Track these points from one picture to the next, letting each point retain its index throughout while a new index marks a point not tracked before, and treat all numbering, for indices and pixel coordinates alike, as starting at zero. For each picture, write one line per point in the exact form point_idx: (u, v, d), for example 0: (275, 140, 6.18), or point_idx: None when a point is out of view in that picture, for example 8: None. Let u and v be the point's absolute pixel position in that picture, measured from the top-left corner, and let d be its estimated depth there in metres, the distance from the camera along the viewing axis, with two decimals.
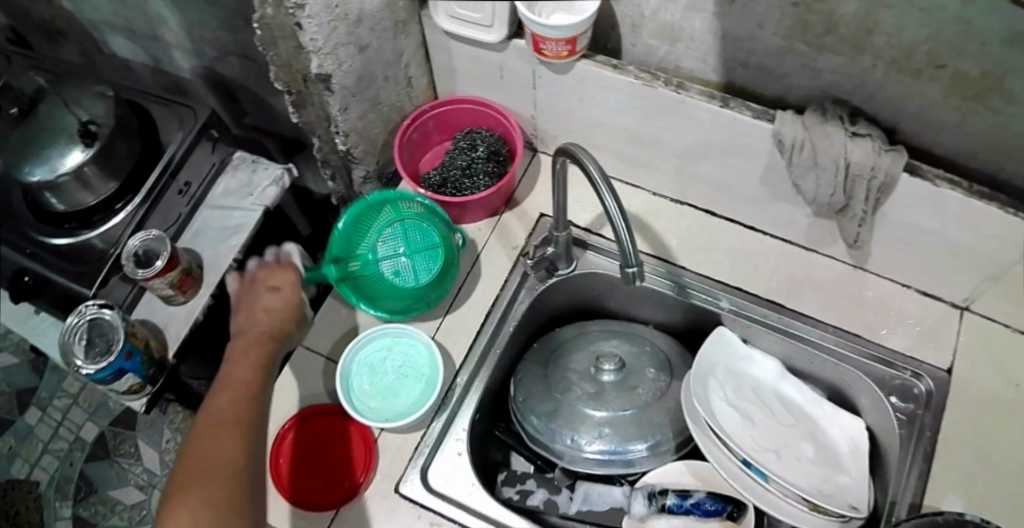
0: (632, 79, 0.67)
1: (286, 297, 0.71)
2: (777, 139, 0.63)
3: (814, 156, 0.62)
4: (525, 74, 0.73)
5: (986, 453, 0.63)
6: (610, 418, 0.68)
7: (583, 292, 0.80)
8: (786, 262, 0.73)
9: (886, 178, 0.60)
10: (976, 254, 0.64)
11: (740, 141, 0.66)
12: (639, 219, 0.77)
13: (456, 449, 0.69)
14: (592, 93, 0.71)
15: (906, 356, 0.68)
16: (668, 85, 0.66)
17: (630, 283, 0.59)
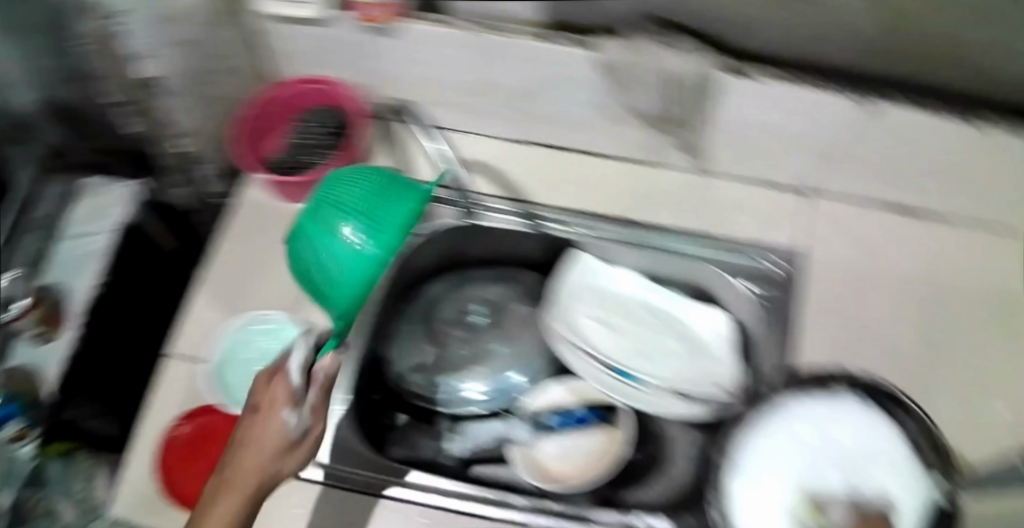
0: (465, 31, 0.67)
1: (255, 444, 0.45)
2: (605, 64, 0.66)
3: (644, 73, 0.66)
4: (361, 45, 0.71)
5: (836, 314, 0.70)
6: (484, 360, 0.76)
7: (443, 243, 0.77)
8: (630, 180, 0.76)
9: (702, 79, 0.64)
10: (801, 136, 0.68)
11: (569, 71, 0.68)
12: (485, 164, 0.77)
13: (339, 420, 0.67)
14: (426, 52, 0.71)
15: (756, 243, 0.73)
16: (493, 31, 0.67)
17: None
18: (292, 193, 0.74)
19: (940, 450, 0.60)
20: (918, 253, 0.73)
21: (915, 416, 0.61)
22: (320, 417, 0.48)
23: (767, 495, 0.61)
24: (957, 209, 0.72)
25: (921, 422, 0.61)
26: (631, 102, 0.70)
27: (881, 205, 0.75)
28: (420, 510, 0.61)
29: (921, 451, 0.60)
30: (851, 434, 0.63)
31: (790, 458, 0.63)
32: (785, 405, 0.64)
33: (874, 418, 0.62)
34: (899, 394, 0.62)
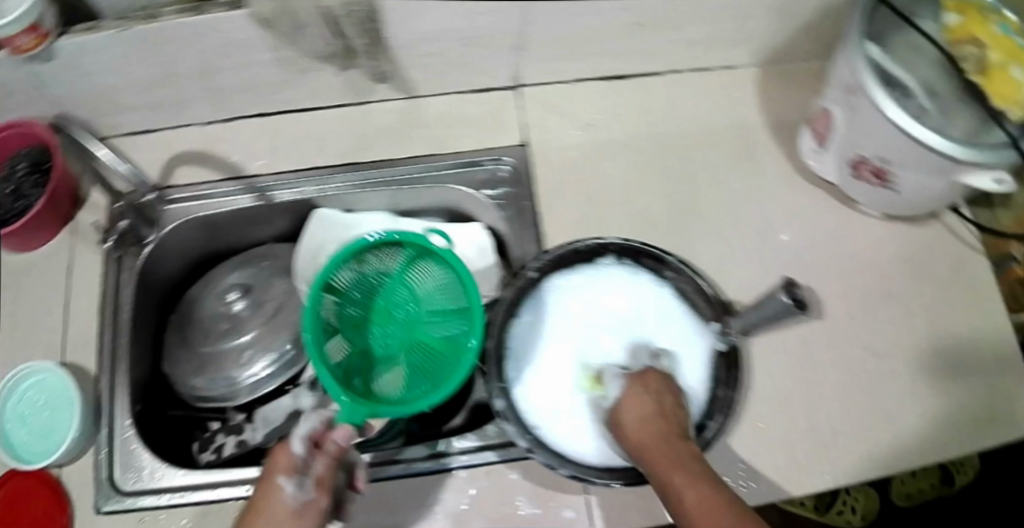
0: (113, 31, 0.62)
1: (280, 511, 0.49)
2: (259, 19, 0.61)
3: (297, 18, 0.60)
4: (17, 79, 0.65)
5: (575, 195, 0.73)
6: (252, 339, 0.70)
7: (190, 245, 0.78)
8: (348, 125, 0.74)
9: (367, 6, 0.59)
10: (487, 37, 0.67)
11: (232, 38, 0.63)
12: (200, 152, 0.75)
13: (130, 446, 0.68)
14: (89, 64, 0.65)
15: (483, 150, 0.74)
16: (142, 20, 0.62)
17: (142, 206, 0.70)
18: (20, 243, 0.74)
19: (716, 304, 0.67)
20: (641, 109, 0.78)
21: (684, 274, 0.68)
22: (324, 490, 0.51)
23: (554, 370, 0.67)
24: (664, 58, 0.77)
25: (684, 275, 0.68)
26: (309, 49, 0.65)
27: (598, 76, 0.78)
28: (222, 504, 0.65)
29: (699, 307, 0.68)
30: (627, 300, 0.69)
31: (574, 331, 0.68)
32: (551, 281, 0.69)
33: (647, 281, 0.69)
34: (662, 253, 0.68)
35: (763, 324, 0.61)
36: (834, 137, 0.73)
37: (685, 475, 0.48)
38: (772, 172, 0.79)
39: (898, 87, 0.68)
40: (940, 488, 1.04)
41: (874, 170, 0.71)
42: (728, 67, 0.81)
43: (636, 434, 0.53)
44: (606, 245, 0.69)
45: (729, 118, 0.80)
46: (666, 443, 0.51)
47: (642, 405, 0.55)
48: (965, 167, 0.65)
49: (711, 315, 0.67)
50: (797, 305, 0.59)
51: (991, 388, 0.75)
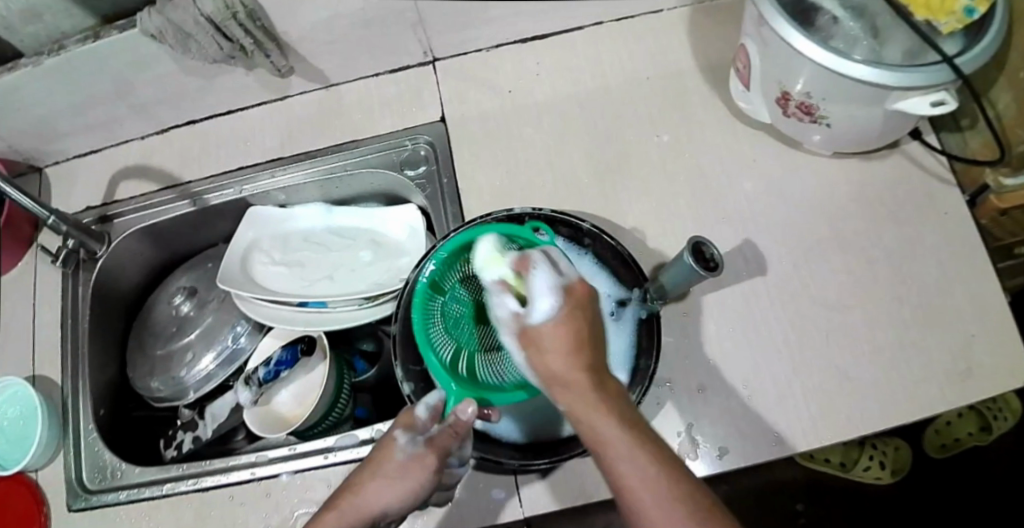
0: (26, 69, 0.66)
1: (382, 461, 0.51)
2: (150, 35, 0.63)
3: (181, 29, 0.62)
4: None
5: (498, 163, 0.73)
6: (198, 337, 0.72)
7: (146, 258, 0.81)
8: (272, 122, 0.76)
9: (245, 4, 0.62)
10: (380, 17, 0.68)
11: (135, 55, 0.66)
12: (138, 165, 0.78)
13: (97, 447, 0.73)
14: (16, 98, 0.70)
15: (400, 130, 0.74)
16: (50, 52, 0.66)
17: (61, 229, 0.72)
18: None
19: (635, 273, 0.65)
20: (564, 68, 0.77)
21: (600, 238, 0.66)
22: (434, 451, 0.51)
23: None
24: (576, 14, 0.76)
25: (602, 242, 0.67)
26: (204, 55, 0.66)
27: (515, 40, 0.77)
28: (169, 498, 0.69)
29: (619, 273, 0.67)
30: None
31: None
32: None
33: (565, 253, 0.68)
34: (576, 221, 0.67)
35: (677, 284, 0.60)
36: (754, 75, 0.72)
37: (620, 440, 0.42)
38: (707, 117, 0.76)
39: (817, 13, 0.65)
40: (978, 436, 0.98)
41: (801, 106, 0.70)
42: (655, 12, 0.79)
43: (556, 380, 0.45)
44: (518, 215, 0.67)
45: (657, 68, 0.77)
46: (593, 390, 0.44)
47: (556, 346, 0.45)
48: (893, 92, 0.62)
49: (633, 282, 0.66)
50: (708, 266, 0.57)
51: (965, 339, 0.70)
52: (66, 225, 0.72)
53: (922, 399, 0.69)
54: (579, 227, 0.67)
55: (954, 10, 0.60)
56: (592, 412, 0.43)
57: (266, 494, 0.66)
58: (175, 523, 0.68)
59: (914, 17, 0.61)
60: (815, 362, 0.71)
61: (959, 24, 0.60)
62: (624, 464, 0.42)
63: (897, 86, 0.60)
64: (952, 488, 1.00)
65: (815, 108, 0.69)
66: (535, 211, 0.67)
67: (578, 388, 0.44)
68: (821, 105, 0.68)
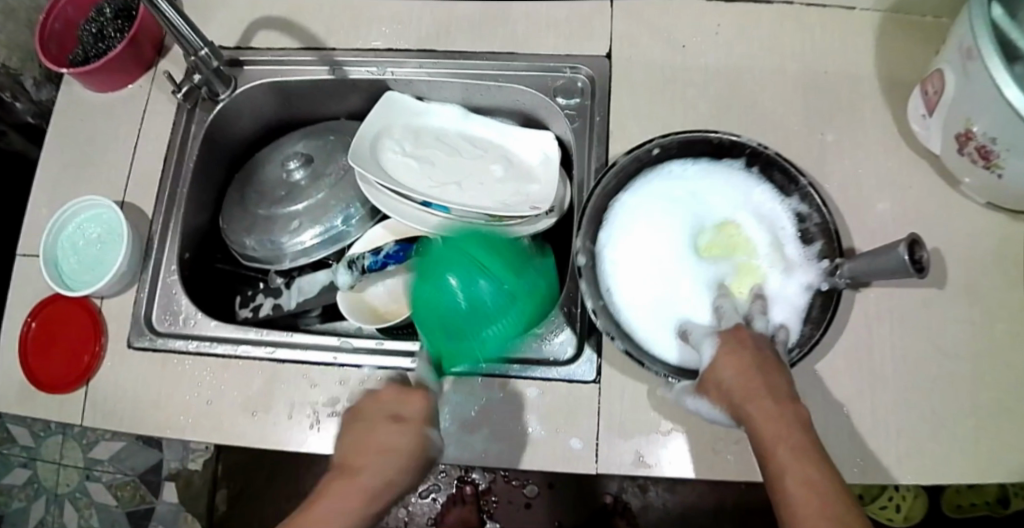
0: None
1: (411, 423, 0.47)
2: None
3: None
4: None
5: (657, 117, 0.69)
6: (306, 207, 0.68)
7: (265, 111, 0.78)
8: (431, 11, 0.72)
9: None
10: None
11: None
12: (282, 19, 0.74)
13: (174, 289, 0.72)
14: None
15: (563, 56, 0.70)
16: None
17: (206, 66, 0.70)
18: (100, 83, 0.75)
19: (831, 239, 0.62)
20: (745, 39, 0.72)
21: (811, 198, 0.62)
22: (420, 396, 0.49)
23: (643, 254, 0.65)
24: None
25: (809, 203, 0.63)
26: None
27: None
28: (240, 359, 0.67)
29: (815, 238, 0.63)
30: (732, 206, 0.66)
31: (667, 228, 0.66)
32: (665, 165, 0.67)
33: (763, 197, 0.66)
34: (796, 172, 0.62)
35: (872, 275, 0.56)
36: (943, 101, 0.67)
37: (791, 442, 0.43)
38: (874, 129, 0.72)
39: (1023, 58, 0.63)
40: (994, 507, 0.98)
41: (979, 149, 0.66)
42: (849, 7, 0.75)
43: (734, 395, 0.47)
44: (742, 145, 0.64)
45: (838, 64, 0.73)
46: (772, 410, 0.45)
47: (741, 356, 0.49)
48: None
49: (824, 252, 0.63)
50: (914, 266, 0.52)
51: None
52: (213, 62, 0.69)
53: (1007, 467, 0.68)
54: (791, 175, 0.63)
55: None
56: (770, 430, 0.44)
57: (342, 382, 0.65)
58: (243, 387, 0.65)
59: None
60: (911, 404, 0.70)
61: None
62: (794, 476, 0.41)
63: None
64: None
65: (993, 155, 0.65)
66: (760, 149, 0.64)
67: (757, 402, 0.45)
68: (1001, 154, 0.64)
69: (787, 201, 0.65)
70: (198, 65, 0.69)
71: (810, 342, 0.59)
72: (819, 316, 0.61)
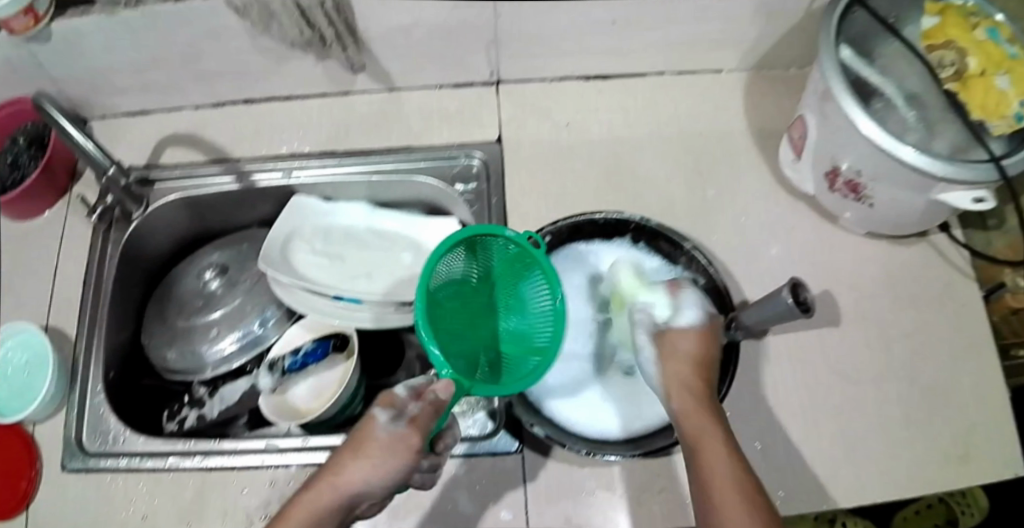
0: (100, 15, 0.67)
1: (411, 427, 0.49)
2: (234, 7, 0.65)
3: None
4: (22, 60, 0.71)
5: (549, 191, 0.74)
6: (222, 316, 0.72)
7: (179, 227, 0.81)
8: (328, 113, 0.77)
9: None
10: (461, 30, 0.70)
11: (213, 25, 0.68)
12: (188, 135, 0.78)
13: (101, 409, 0.72)
14: (84, 47, 0.70)
15: (455, 144, 0.75)
16: (129, 6, 0.66)
17: (118, 184, 0.71)
18: (16, 213, 0.77)
19: (723, 296, 0.70)
20: (622, 110, 0.79)
21: (696, 260, 0.72)
22: (419, 433, 0.49)
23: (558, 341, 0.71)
24: (642, 60, 0.78)
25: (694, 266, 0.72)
26: (281, 37, 0.69)
27: (578, 75, 0.79)
28: (171, 473, 0.68)
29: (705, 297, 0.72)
30: None
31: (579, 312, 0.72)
32: (563, 249, 0.74)
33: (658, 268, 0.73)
34: (680, 240, 0.72)
35: (769, 322, 0.63)
36: (808, 146, 0.74)
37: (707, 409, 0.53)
38: (751, 178, 0.79)
39: (878, 96, 0.71)
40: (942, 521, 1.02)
41: (848, 184, 0.72)
42: (714, 71, 0.82)
43: (684, 366, 0.56)
44: (627, 220, 0.73)
45: (711, 124, 0.80)
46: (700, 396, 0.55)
47: (698, 342, 0.57)
48: (939, 182, 0.65)
49: (718, 308, 0.71)
50: (801, 307, 0.60)
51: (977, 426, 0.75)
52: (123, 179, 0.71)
53: (919, 477, 0.72)
54: (669, 242, 0.73)
55: (1005, 114, 0.66)
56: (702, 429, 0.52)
57: (272, 482, 0.66)
58: (177, 497, 0.67)
59: (970, 116, 0.68)
60: (820, 429, 0.74)
61: (1009, 129, 0.66)
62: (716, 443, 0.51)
63: (944, 175, 0.63)
64: None
65: (861, 188, 0.72)
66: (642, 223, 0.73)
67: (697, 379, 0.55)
68: (868, 185, 0.71)
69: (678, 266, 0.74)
70: (108, 184, 0.71)
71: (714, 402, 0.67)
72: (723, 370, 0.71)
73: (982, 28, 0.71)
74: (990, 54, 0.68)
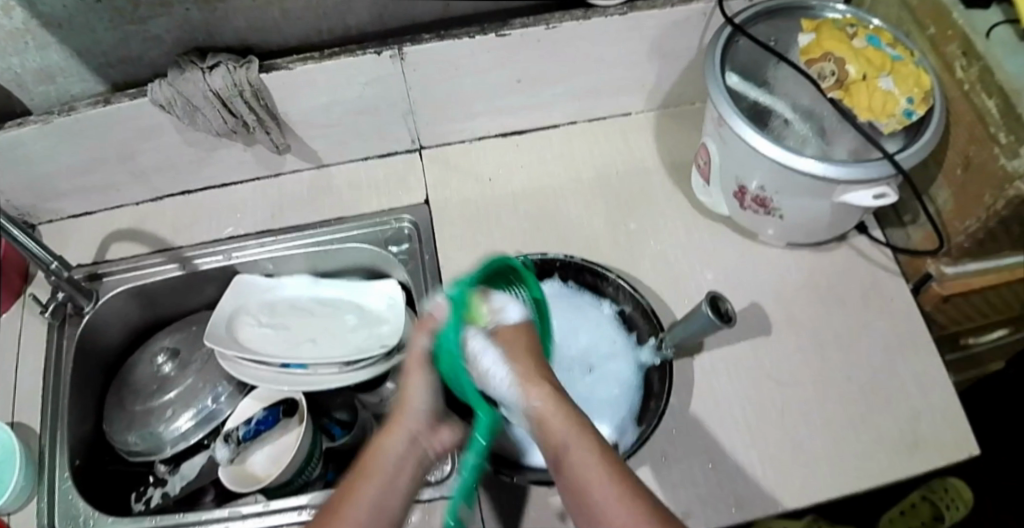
0: (35, 126, 0.71)
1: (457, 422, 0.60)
2: (158, 105, 0.69)
3: (189, 102, 0.69)
4: None
5: (481, 242, 0.79)
6: (177, 397, 0.77)
7: (131, 319, 0.85)
8: (263, 195, 0.82)
9: (253, 85, 0.69)
10: (376, 104, 0.76)
11: (141, 122, 0.72)
12: (131, 230, 0.82)
13: (68, 494, 0.74)
14: (24, 157, 0.74)
15: (385, 210, 0.80)
16: (61, 113, 0.71)
17: (62, 278, 0.74)
18: None
19: (649, 316, 0.75)
20: (542, 161, 0.85)
21: (623, 288, 0.77)
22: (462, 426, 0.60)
23: None
24: (555, 111, 0.84)
25: (623, 291, 0.77)
26: (207, 128, 0.73)
27: (497, 132, 0.85)
28: None
29: (635, 321, 0.77)
30: (574, 314, 0.78)
31: None
32: None
33: (591, 298, 0.79)
34: (603, 271, 0.77)
35: (695, 334, 0.68)
36: (714, 170, 0.79)
37: (538, 388, 0.51)
38: (670, 209, 0.84)
39: (772, 115, 0.76)
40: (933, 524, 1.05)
41: (756, 199, 0.77)
42: (624, 114, 0.87)
43: (512, 351, 0.52)
44: (553, 261, 0.77)
45: (626, 164, 0.85)
46: (536, 379, 0.51)
47: (523, 349, 0.52)
48: (839, 185, 0.70)
49: (649, 330, 0.76)
50: (723, 318, 0.66)
51: (912, 414, 0.78)
52: (68, 272, 0.75)
53: (867, 471, 0.74)
54: (594, 276, 0.78)
55: (895, 112, 0.71)
56: (571, 438, 0.49)
57: None
58: None
59: (858, 117, 0.71)
60: (767, 436, 0.77)
61: (899, 125, 0.70)
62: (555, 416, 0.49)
63: (843, 179, 0.68)
64: None
65: (768, 202, 0.77)
66: (569, 259, 0.77)
67: (518, 357, 0.51)
68: (774, 198, 0.76)
69: (607, 296, 0.79)
70: (54, 279, 0.74)
71: (656, 412, 0.71)
72: (659, 388, 0.73)
73: (857, 38, 0.76)
74: (867, 60, 0.73)
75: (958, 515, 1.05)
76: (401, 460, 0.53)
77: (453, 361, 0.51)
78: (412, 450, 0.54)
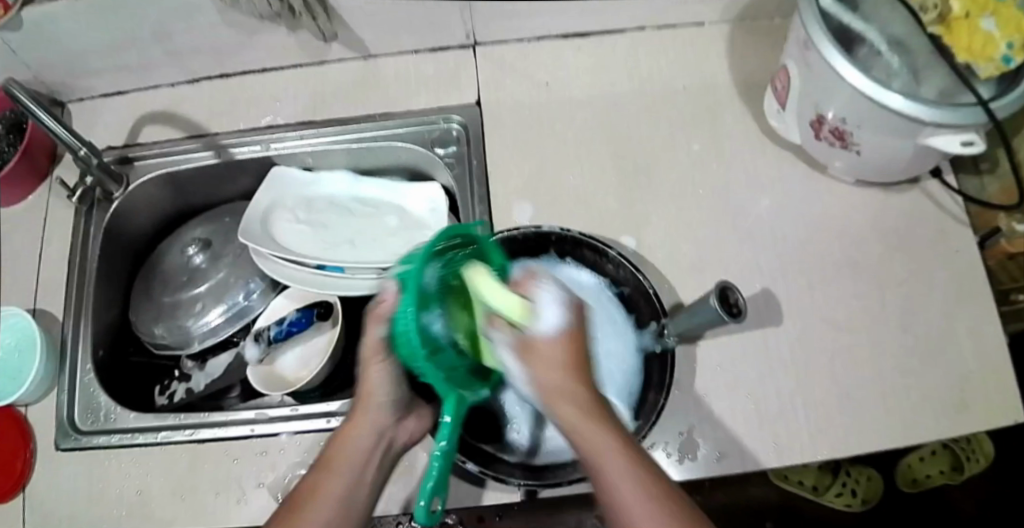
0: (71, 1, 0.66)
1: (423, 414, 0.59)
2: None
3: None
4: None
5: (532, 150, 0.74)
6: (207, 291, 0.73)
7: (159, 206, 0.81)
8: (303, 84, 0.77)
9: None
10: None
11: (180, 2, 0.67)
12: (165, 113, 0.78)
13: (92, 384, 0.71)
14: (56, 31, 0.69)
15: (435, 108, 0.76)
16: None
17: (91, 163, 0.71)
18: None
19: (653, 300, 0.66)
20: (603, 68, 0.79)
21: (623, 266, 0.67)
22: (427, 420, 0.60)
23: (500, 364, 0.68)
24: (622, 14, 0.78)
25: (623, 269, 0.68)
26: (250, 10, 0.68)
27: (556, 34, 0.79)
28: (162, 447, 0.67)
29: (634, 300, 0.68)
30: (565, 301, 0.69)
31: None
32: None
33: (586, 279, 0.70)
34: (603, 247, 0.68)
35: (699, 326, 0.60)
36: (792, 95, 0.72)
37: (569, 404, 0.43)
38: (736, 130, 0.78)
39: (860, 41, 0.65)
40: (950, 474, 1.02)
41: (833, 131, 0.70)
42: (697, 24, 0.81)
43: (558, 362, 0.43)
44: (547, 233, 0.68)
45: (694, 79, 0.79)
46: (576, 393, 0.43)
47: (557, 360, 0.42)
48: (926, 127, 0.62)
49: (649, 313, 0.67)
50: (731, 311, 0.57)
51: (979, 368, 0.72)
52: (97, 158, 0.71)
53: (928, 427, 0.68)
54: (594, 251, 0.68)
55: (993, 56, 0.60)
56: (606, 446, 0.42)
57: (263, 452, 0.65)
58: (169, 474, 0.65)
59: (954, 59, 0.61)
60: None
61: (996, 71, 0.60)
62: (587, 429, 0.43)
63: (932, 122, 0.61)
64: (926, 508, 1.05)
65: (847, 135, 0.69)
66: (567, 233, 0.68)
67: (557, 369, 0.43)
68: (853, 131, 0.68)
69: (606, 275, 0.70)
70: (82, 164, 0.70)
71: (655, 408, 0.63)
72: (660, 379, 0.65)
73: None
74: None
75: (977, 467, 1.02)
76: (368, 451, 0.52)
77: (414, 349, 0.45)
78: (379, 440, 0.53)
